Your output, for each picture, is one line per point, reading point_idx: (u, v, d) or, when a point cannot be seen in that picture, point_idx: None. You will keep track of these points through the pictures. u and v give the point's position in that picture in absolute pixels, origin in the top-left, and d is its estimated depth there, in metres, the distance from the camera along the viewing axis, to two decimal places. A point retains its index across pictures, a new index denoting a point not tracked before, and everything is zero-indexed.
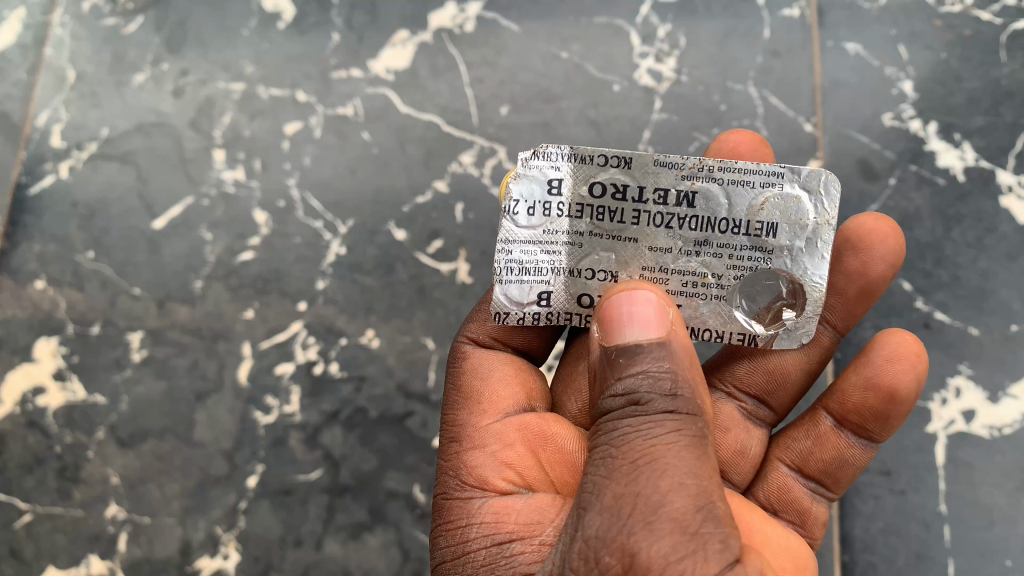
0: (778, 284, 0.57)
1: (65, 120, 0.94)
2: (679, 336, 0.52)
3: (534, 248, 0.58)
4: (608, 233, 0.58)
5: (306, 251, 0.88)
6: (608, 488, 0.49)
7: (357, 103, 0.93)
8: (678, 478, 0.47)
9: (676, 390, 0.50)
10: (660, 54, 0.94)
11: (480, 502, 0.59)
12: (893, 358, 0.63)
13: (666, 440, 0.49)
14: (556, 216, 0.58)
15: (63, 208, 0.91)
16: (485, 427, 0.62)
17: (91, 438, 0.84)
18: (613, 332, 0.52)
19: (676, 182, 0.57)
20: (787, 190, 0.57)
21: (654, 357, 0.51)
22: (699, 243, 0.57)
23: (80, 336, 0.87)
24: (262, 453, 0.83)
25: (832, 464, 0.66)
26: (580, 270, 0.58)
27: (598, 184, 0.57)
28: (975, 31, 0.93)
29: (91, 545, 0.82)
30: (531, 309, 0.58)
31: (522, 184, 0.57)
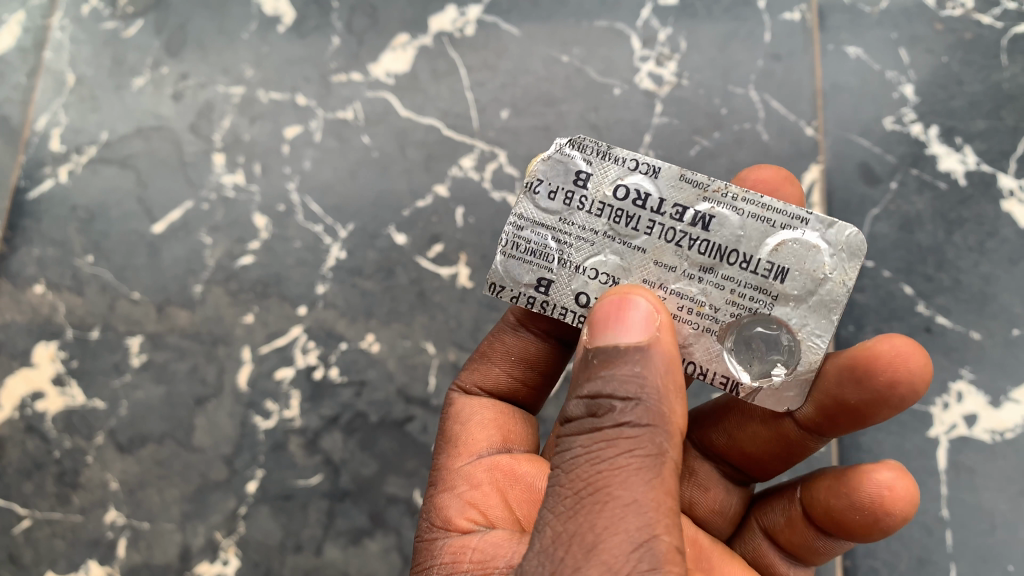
0: (776, 334, 0.54)
1: (65, 124, 0.93)
2: (661, 342, 0.49)
3: (545, 234, 0.57)
4: (620, 236, 0.56)
5: (306, 255, 0.88)
6: (552, 518, 0.48)
7: (357, 107, 0.92)
8: (619, 515, 0.46)
9: (636, 399, 0.48)
10: (660, 57, 0.93)
11: (442, 542, 0.58)
12: (878, 507, 0.56)
13: (615, 465, 0.47)
14: (576, 208, 0.57)
15: (63, 212, 0.91)
16: (457, 469, 0.63)
17: (90, 442, 0.84)
18: (597, 334, 0.50)
19: (698, 202, 0.56)
20: (807, 236, 0.54)
21: (624, 363, 0.49)
22: (704, 270, 0.55)
23: (79, 340, 0.87)
24: (262, 458, 0.83)
25: (800, 548, 0.63)
26: (584, 266, 0.57)
27: (624, 187, 0.57)
28: (976, 35, 0.93)
29: (90, 550, 0.82)
30: (529, 293, 0.57)
31: (549, 167, 0.58)
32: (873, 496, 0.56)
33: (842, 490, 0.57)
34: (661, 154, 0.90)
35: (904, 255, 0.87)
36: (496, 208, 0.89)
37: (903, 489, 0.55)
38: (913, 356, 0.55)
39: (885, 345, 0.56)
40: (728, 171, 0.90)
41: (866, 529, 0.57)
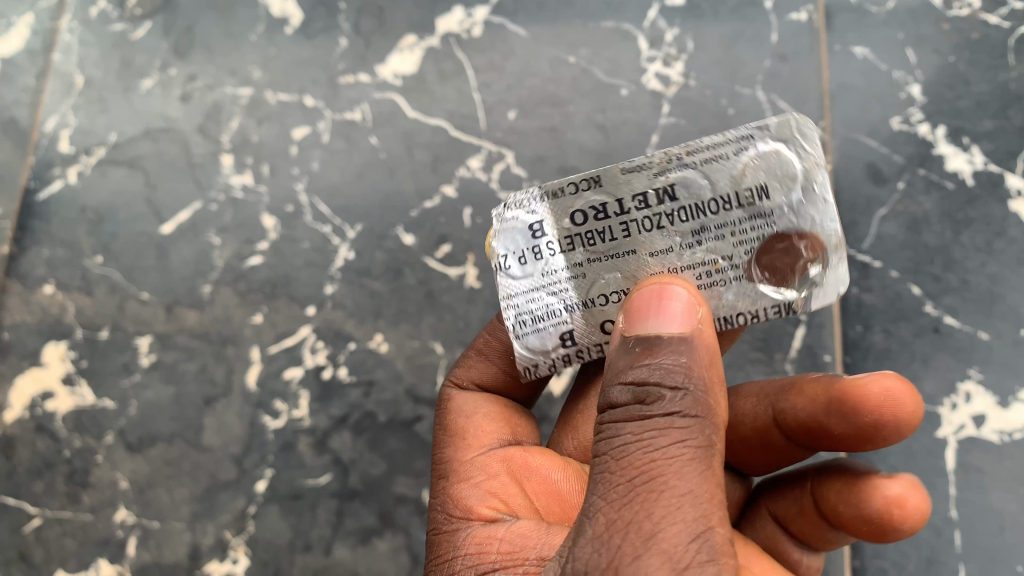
0: (792, 244, 0.50)
1: (74, 125, 0.94)
2: (706, 336, 0.47)
3: (539, 294, 0.54)
4: (604, 254, 0.53)
5: (314, 256, 0.88)
6: (602, 511, 0.45)
7: (364, 108, 0.93)
8: (675, 505, 0.43)
9: (686, 385, 0.46)
10: (667, 58, 0.94)
11: (466, 532, 0.58)
12: (884, 522, 0.53)
13: (668, 454, 0.45)
14: (549, 256, 0.54)
15: (72, 213, 0.91)
16: (470, 460, 0.63)
17: (100, 442, 0.85)
18: (635, 322, 0.48)
19: (651, 182, 0.52)
20: (761, 147, 0.51)
21: (671, 354, 0.46)
22: (696, 234, 0.51)
23: (89, 340, 0.87)
24: (271, 457, 0.83)
25: (815, 536, 0.60)
26: (591, 299, 0.53)
27: (578, 212, 0.53)
28: (983, 35, 0.93)
29: (100, 549, 0.82)
30: (558, 353, 0.55)
31: (504, 239, 0.55)
32: (878, 509, 0.53)
33: (845, 425, 0.55)
34: None
35: (911, 255, 0.87)
36: None
37: (915, 501, 0.52)
38: (904, 397, 0.53)
39: (877, 384, 0.53)
40: None
41: (878, 533, 0.54)
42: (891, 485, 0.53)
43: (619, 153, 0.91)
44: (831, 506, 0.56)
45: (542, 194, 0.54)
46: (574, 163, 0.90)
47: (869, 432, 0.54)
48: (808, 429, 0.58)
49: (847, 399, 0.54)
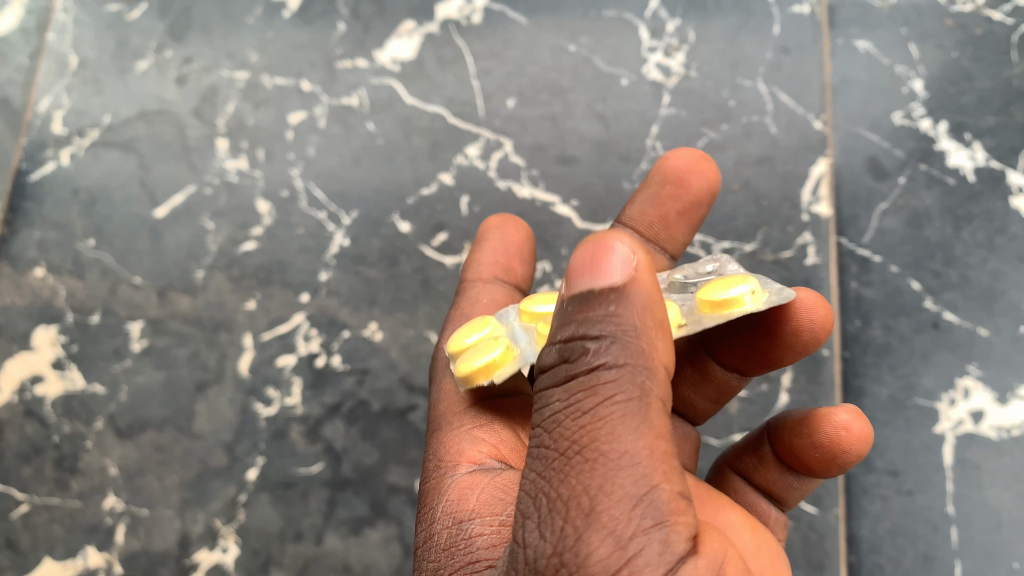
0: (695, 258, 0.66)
1: (67, 107, 0.93)
2: (640, 281, 0.42)
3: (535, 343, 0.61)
4: None
5: (309, 242, 0.87)
6: (543, 486, 0.42)
7: (362, 94, 0.92)
8: (606, 470, 0.40)
9: (613, 336, 0.41)
10: (668, 49, 0.93)
11: (452, 478, 0.57)
12: (832, 445, 0.61)
13: (599, 418, 0.41)
14: None
15: (64, 195, 0.90)
16: (462, 407, 0.63)
17: (90, 428, 0.83)
18: (570, 283, 0.43)
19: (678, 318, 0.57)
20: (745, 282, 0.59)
21: (598, 308, 0.42)
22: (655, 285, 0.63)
23: (79, 324, 0.86)
24: (263, 445, 0.82)
25: (777, 485, 0.66)
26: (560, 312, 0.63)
27: None
28: (987, 30, 0.92)
29: (88, 536, 0.81)
30: None
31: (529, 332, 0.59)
32: (830, 436, 0.61)
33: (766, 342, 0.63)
34: (669, 145, 0.89)
35: (912, 250, 0.86)
36: (501, 197, 0.88)
37: (858, 426, 0.60)
38: (816, 309, 0.62)
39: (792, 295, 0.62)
40: (736, 163, 0.89)
41: (826, 466, 0.62)
42: (836, 415, 0.61)
43: (619, 143, 0.90)
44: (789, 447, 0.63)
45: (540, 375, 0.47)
46: (573, 153, 0.89)
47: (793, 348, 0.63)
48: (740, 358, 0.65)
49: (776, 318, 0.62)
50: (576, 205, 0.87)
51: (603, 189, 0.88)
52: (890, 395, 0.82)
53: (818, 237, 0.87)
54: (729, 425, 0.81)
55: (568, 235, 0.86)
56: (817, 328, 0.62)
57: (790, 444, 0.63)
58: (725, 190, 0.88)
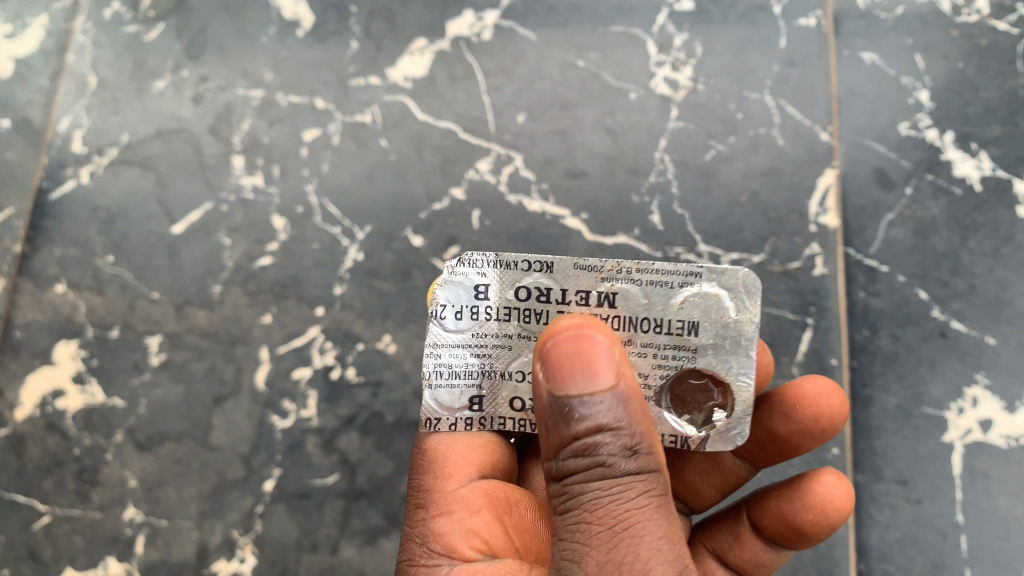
0: (706, 382, 0.57)
1: (86, 126, 0.95)
2: (626, 378, 0.51)
3: (465, 351, 0.59)
4: (536, 334, 0.58)
5: (324, 257, 0.89)
6: (589, 557, 0.49)
7: (374, 111, 0.93)
8: (648, 534, 0.49)
9: (636, 446, 0.50)
10: (676, 63, 0.94)
11: (448, 569, 0.60)
12: (817, 507, 0.62)
13: (637, 504, 0.50)
14: (485, 319, 0.58)
15: (84, 213, 0.92)
16: (451, 492, 0.64)
17: (109, 441, 0.85)
18: (562, 381, 0.51)
19: (597, 284, 0.57)
20: (705, 287, 0.56)
21: (601, 406, 0.50)
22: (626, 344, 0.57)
23: (99, 339, 0.88)
24: (279, 457, 0.84)
25: (749, 563, 0.66)
26: (510, 372, 0.59)
27: (524, 287, 0.58)
28: (992, 41, 0.93)
29: (109, 547, 0.83)
30: (462, 414, 0.60)
31: (449, 290, 0.58)
32: (820, 496, 0.62)
33: (777, 427, 0.65)
34: (677, 158, 0.91)
35: (919, 260, 0.87)
36: (512, 211, 0.90)
37: (840, 493, 0.62)
38: (830, 392, 0.64)
39: (811, 383, 0.65)
40: (743, 176, 0.90)
41: (815, 528, 0.63)
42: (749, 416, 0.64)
43: (627, 157, 0.91)
44: (784, 514, 0.64)
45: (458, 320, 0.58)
46: (582, 167, 0.91)
47: (797, 438, 0.65)
48: (757, 441, 0.67)
49: (794, 400, 0.65)
50: (586, 218, 0.89)
51: (612, 204, 0.90)
52: (897, 404, 0.84)
53: (825, 248, 0.88)
54: None
55: (577, 248, 0.88)
56: (835, 413, 0.64)
57: (779, 510, 0.64)
58: (732, 203, 0.89)
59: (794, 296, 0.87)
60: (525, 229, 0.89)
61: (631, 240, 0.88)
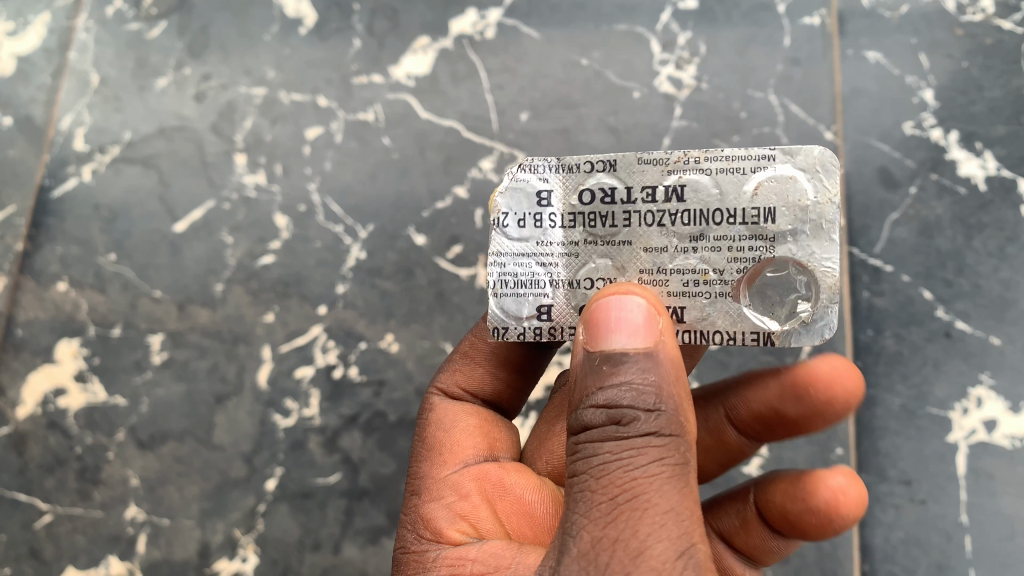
0: (789, 276, 0.49)
1: (88, 124, 0.94)
2: (669, 346, 0.47)
3: (529, 261, 0.52)
4: (602, 238, 0.51)
5: (326, 255, 0.89)
6: (587, 527, 0.45)
7: (377, 109, 0.93)
8: (655, 494, 0.44)
9: (659, 405, 0.45)
10: (680, 61, 0.94)
11: (435, 553, 0.57)
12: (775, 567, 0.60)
13: (648, 472, 0.45)
14: (547, 227, 0.52)
15: (86, 211, 0.92)
16: (444, 477, 0.63)
17: (111, 440, 0.85)
18: (599, 337, 0.47)
19: (663, 177, 0.51)
20: (780, 171, 0.49)
21: (630, 363, 0.46)
22: (695, 239, 0.50)
23: (101, 337, 0.87)
24: (281, 456, 0.84)
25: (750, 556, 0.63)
26: (578, 281, 0.51)
27: (586, 191, 0.52)
28: (997, 40, 0.92)
29: (111, 546, 0.83)
30: (532, 324, 0.52)
31: (508, 198, 0.53)
32: (825, 499, 0.56)
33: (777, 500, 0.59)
34: None
35: (923, 260, 0.88)
36: None
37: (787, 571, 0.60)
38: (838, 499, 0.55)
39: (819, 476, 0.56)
40: None
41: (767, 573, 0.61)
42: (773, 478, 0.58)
43: None
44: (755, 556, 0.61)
45: (520, 243, 0.52)
46: None
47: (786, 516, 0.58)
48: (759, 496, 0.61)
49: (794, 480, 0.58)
50: None
51: None
52: (902, 404, 0.84)
53: None
54: None
55: None
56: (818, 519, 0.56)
57: (783, 507, 0.58)
58: None
59: None
60: None
61: None
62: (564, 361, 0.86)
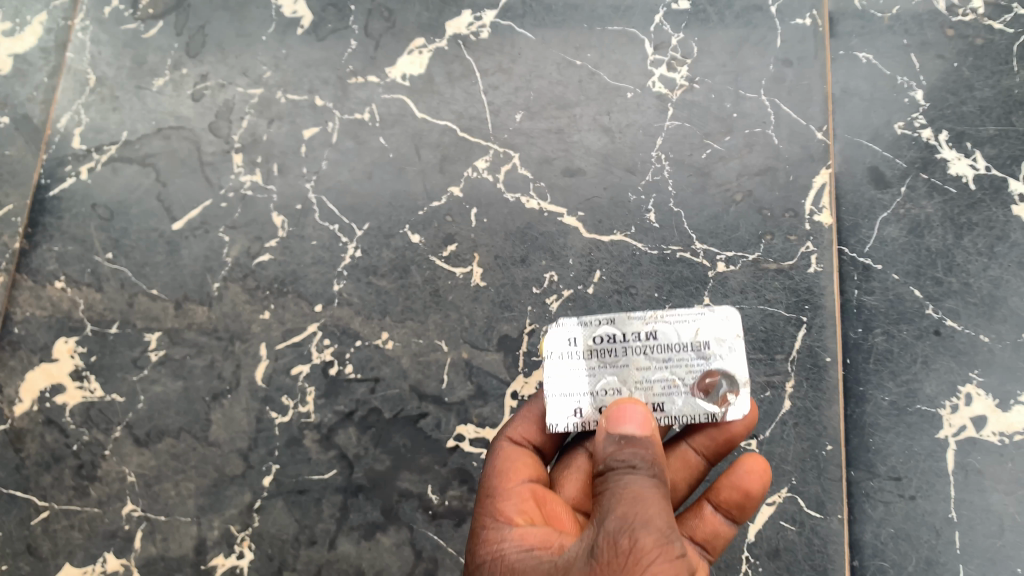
0: (727, 376, 0.66)
1: (86, 123, 0.95)
2: (659, 441, 0.61)
3: (565, 375, 0.66)
4: (608, 362, 0.66)
5: (322, 254, 0.90)
6: (599, 553, 0.55)
7: (373, 109, 0.94)
8: (653, 519, 0.55)
9: (654, 471, 0.59)
10: (673, 62, 0.94)
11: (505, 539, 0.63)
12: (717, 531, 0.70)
13: (650, 511, 0.56)
14: (575, 358, 0.66)
15: (83, 210, 0.92)
16: (508, 489, 0.67)
17: (108, 437, 0.86)
18: (614, 425, 0.60)
19: (643, 324, 0.66)
20: (716, 311, 0.65)
21: (634, 445, 0.59)
22: (666, 358, 0.66)
23: (98, 335, 0.88)
24: (277, 452, 0.85)
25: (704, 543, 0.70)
26: (597, 391, 0.66)
27: (599, 334, 0.66)
28: (987, 41, 0.93)
29: (108, 543, 0.84)
30: (571, 424, 0.66)
31: (550, 342, 0.66)
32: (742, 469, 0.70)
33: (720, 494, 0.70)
34: (673, 157, 0.92)
35: (913, 258, 0.89)
36: (510, 209, 0.91)
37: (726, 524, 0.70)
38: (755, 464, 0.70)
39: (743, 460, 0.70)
40: (739, 174, 0.91)
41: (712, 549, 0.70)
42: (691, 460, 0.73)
43: (624, 155, 0.92)
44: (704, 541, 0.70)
45: (555, 353, 0.66)
46: (579, 165, 0.92)
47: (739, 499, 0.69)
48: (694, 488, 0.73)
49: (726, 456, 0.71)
50: (582, 216, 0.90)
51: (609, 202, 0.91)
52: (891, 402, 0.86)
53: (820, 247, 0.89)
54: None
55: (574, 245, 0.89)
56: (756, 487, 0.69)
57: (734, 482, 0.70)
58: (728, 201, 0.91)
59: (789, 293, 0.88)
60: (523, 226, 0.90)
61: (627, 238, 0.90)
62: None
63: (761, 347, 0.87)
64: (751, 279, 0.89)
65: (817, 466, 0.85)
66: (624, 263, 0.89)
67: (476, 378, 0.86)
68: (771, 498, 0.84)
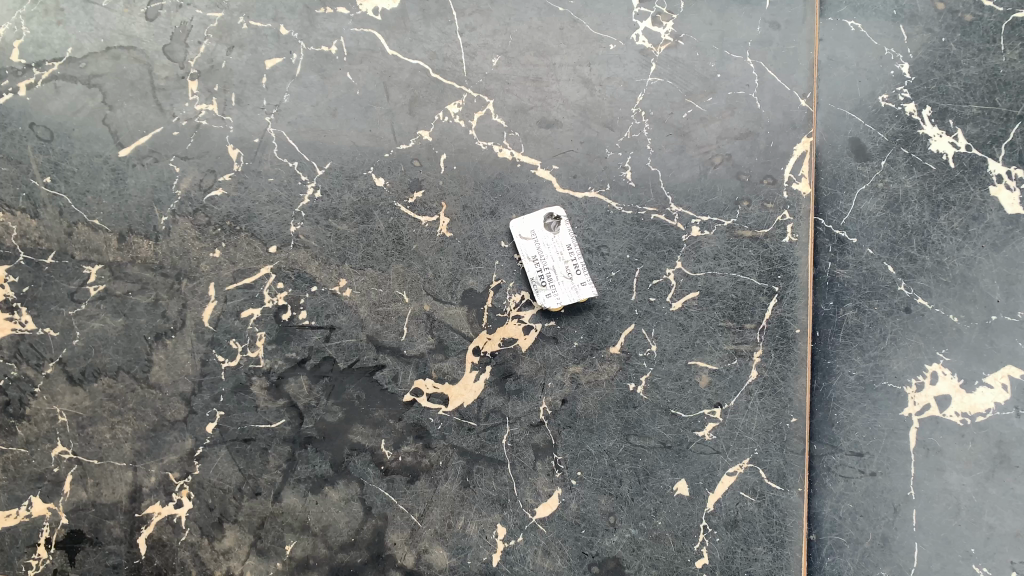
0: (661, 272, 0.86)
1: (26, 36, 0.85)
2: None
3: (534, 255, 0.83)
4: (565, 247, 0.83)
5: (280, 192, 0.85)
6: None
7: (341, 42, 0.87)
8: None
9: None
10: (658, 16, 0.89)
11: None
12: None
13: None
14: (540, 241, 0.83)
15: (21, 129, 0.84)
16: None
17: (39, 372, 0.81)
18: None
19: (601, 227, 0.86)
20: (665, 217, 0.87)
21: None
22: (612, 254, 0.86)
23: (32, 265, 0.82)
24: (223, 398, 0.82)
25: None
26: (558, 269, 0.82)
27: (557, 223, 0.83)
28: (977, 17, 0.89)
29: (35, 485, 0.80)
30: (540, 295, 0.83)
31: (519, 230, 0.83)
32: None
33: None
34: (653, 115, 0.88)
35: (889, 233, 0.87)
36: (481, 157, 0.87)
37: None
38: None
39: None
40: (719, 137, 0.88)
41: None
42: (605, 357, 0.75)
43: (603, 110, 0.88)
44: None
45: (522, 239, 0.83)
46: (556, 117, 0.88)
47: None
48: None
49: None
50: (556, 169, 0.87)
51: (584, 156, 0.87)
52: (858, 377, 0.85)
53: (797, 217, 0.87)
54: (698, 399, 0.84)
55: (546, 200, 0.86)
56: None
57: None
58: (706, 164, 0.88)
59: (762, 262, 0.86)
60: (493, 176, 0.86)
61: (601, 196, 0.87)
62: (524, 319, 0.84)
63: (730, 315, 0.86)
64: (725, 245, 0.87)
65: (780, 438, 0.84)
66: (596, 222, 0.86)
67: (438, 332, 0.84)
68: (731, 467, 0.84)
